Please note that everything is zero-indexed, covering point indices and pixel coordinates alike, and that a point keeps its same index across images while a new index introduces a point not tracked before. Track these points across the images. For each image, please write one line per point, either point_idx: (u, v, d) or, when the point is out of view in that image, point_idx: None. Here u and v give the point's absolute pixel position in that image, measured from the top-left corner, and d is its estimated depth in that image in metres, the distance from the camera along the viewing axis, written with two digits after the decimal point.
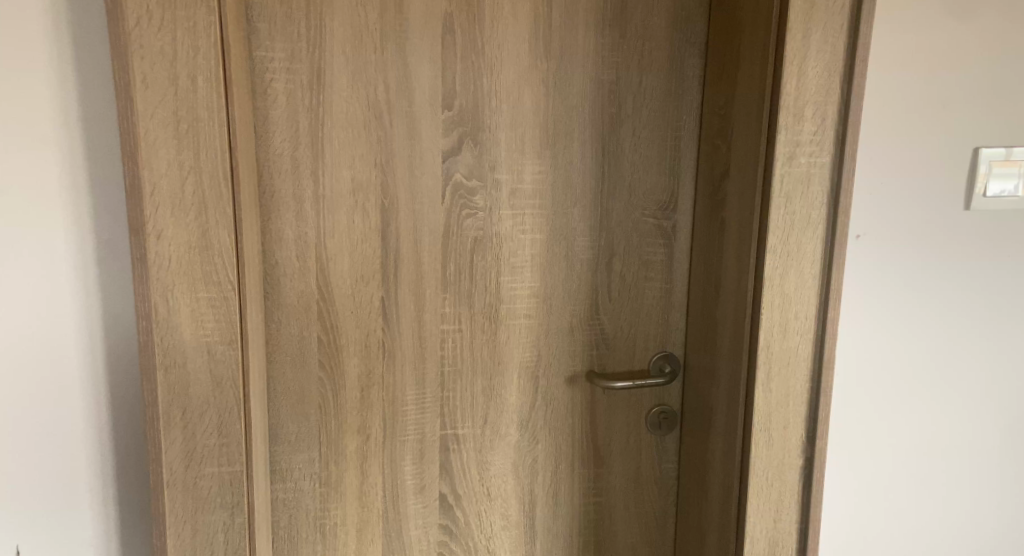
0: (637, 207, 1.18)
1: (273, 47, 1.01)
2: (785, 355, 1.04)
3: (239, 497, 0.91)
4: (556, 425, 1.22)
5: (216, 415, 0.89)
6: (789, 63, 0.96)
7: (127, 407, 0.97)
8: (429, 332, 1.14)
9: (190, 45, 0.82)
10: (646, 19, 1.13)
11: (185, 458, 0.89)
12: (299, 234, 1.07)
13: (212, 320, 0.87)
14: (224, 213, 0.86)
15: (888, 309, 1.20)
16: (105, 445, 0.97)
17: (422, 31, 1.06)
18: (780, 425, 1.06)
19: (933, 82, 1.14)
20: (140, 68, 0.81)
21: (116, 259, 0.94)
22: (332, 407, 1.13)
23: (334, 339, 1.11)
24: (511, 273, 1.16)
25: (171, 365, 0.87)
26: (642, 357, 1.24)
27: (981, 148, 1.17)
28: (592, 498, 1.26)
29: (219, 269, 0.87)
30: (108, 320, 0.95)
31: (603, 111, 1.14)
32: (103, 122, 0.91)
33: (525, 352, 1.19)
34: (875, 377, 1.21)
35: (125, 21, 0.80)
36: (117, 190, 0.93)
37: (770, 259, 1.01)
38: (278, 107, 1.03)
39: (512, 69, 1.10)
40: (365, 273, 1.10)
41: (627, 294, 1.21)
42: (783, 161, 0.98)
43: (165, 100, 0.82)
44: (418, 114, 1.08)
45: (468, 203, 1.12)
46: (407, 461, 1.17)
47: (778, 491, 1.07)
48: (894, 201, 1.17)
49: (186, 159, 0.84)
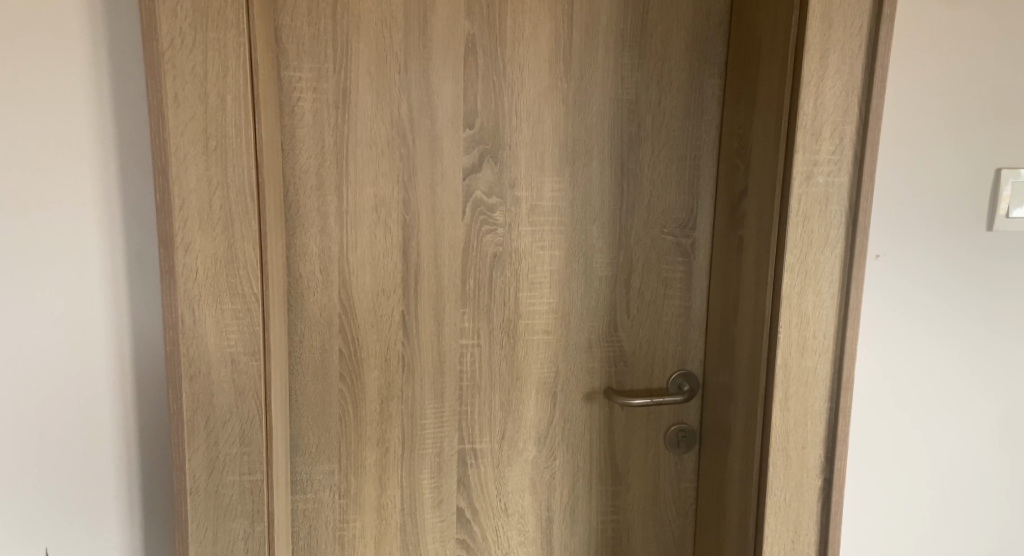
0: (655, 225, 1.19)
1: (300, 66, 1.04)
2: (804, 375, 1.04)
3: (258, 506, 0.92)
4: (574, 441, 1.23)
5: (238, 424, 0.91)
6: (806, 83, 0.97)
7: (153, 413, 0.99)
8: (448, 347, 1.16)
9: (220, 66, 0.85)
10: (664, 40, 1.15)
11: (207, 466, 0.91)
12: (323, 248, 1.09)
13: (236, 331, 0.89)
14: (249, 228, 0.88)
15: (908, 330, 1.19)
16: (131, 451, 1.00)
17: (444, 51, 1.08)
18: (798, 445, 1.05)
19: (952, 102, 1.14)
20: (172, 87, 0.84)
21: (144, 269, 0.97)
22: (353, 419, 1.14)
23: (355, 352, 1.13)
24: (530, 289, 1.17)
25: (195, 374, 0.89)
26: (660, 375, 1.24)
27: (1003, 168, 1.17)
28: (609, 516, 1.26)
29: (244, 282, 0.89)
30: (137, 328, 0.98)
31: (623, 129, 1.16)
32: (135, 138, 0.95)
33: (543, 367, 1.19)
34: (896, 399, 1.21)
35: (159, 42, 0.83)
36: (148, 201, 0.96)
37: (788, 278, 1.01)
38: (304, 125, 1.06)
39: (533, 89, 1.12)
40: (386, 287, 1.12)
41: (645, 311, 1.22)
42: (801, 181, 0.99)
43: (195, 118, 0.85)
44: (440, 132, 1.10)
45: (488, 219, 1.14)
46: (425, 474, 1.18)
47: (796, 512, 1.07)
48: (914, 221, 1.16)
49: (214, 175, 0.86)
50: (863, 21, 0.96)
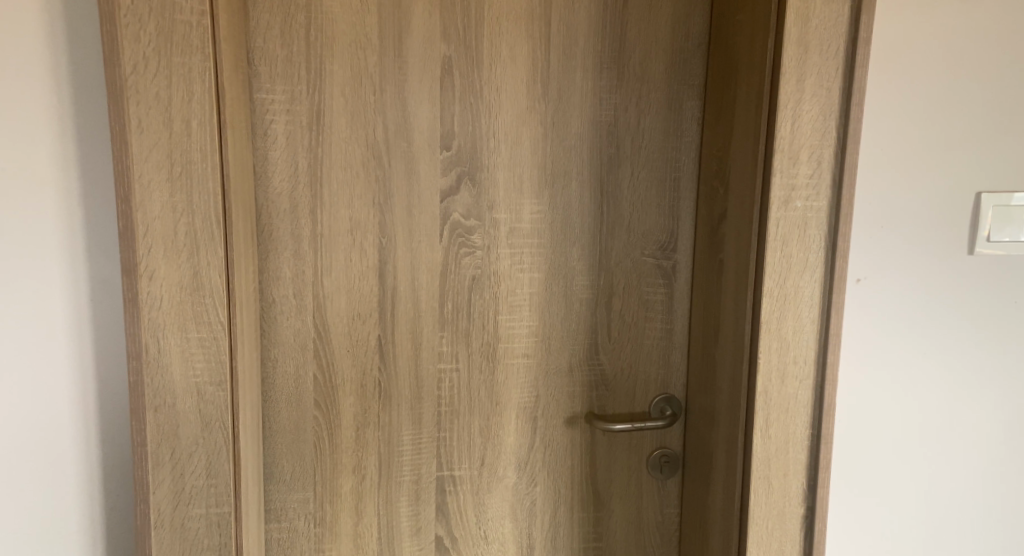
0: (636, 247, 1.18)
1: (273, 89, 1.03)
2: (784, 402, 1.02)
3: (226, 539, 0.90)
4: (555, 467, 1.20)
5: (204, 456, 0.88)
6: (783, 107, 0.96)
7: (117, 445, 0.97)
8: (426, 371, 1.14)
9: (184, 90, 0.83)
10: (643, 62, 1.14)
11: (173, 499, 0.88)
12: (296, 271, 1.08)
13: (202, 360, 0.87)
14: (216, 254, 0.86)
15: (892, 353, 1.18)
16: (93, 481, 0.97)
17: (420, 73, 1.07)
18: (780, 472, 1.03)
19: (930, 126, 1.13)
20: (136, 112, 0.83)
21: (108, 298, 0.95)
22: (327, 446, 1.12)
23: (330, 378, 1.11)
24: (509, 312, 1.15)
25: (160, 405, 0.87)
26: (643, 399, 1.22)
27: (982, 194, 1.15)
28: (592, 543, 1.24)
29: (210, 310, 0.87)
30: (100, 356, 0.96)
31: (602, 151, 1.14)
32: (98, 165, 0.93)
33: (524, 392, 1.17)
34: (880, 423, 1.19)
35: (122, 67, 0.82)
36: (111, 228, 0.94)
37: (766, 303, 0.99)
38: (278, 148, 1.05)
39: (510, 111, 1.10)
40: (362, 311, 1.10)
41: (627, 334, 1.20)
42: (779, 205, 0.98)
43: (160, 143, 0.84)
44: (416, 154, 1.08)
45: (466, 242, 1.12)
46: (403, 502, 1.16)
47: (778, 541, 1.04)
48: (893, 245, 1.15)
49: (179, 202, 0.85)
50: (839, 44, 0.96)
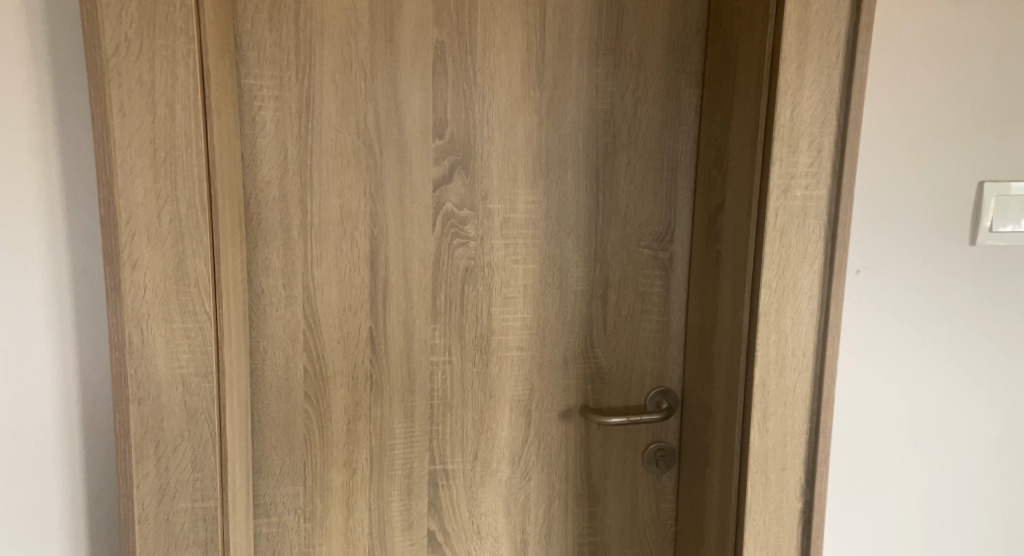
0: (632, 239, 1.16)
1: (261, 75, 1.01)
2: (782, 395, 1.00)
3: (212, 534, 0.88)
4: (550, 461, 1.19)
5: (190, 449, 0.86)
6: (782, 94, 0.94)
7: (99, 437, 0.95)
8: (418, 363, 1.12)
9: (168, 74, 0.81)
10: (640, 49, 1.11)
11: (158, 493, 0.86)
12: (286, 262, 1.05)
13: (187, 351, 0.85)
14: (201, 243, 0.84)
15: (891, 346, 1.16)
16: (76, 473, 0.95)
17: (412, 59, 1.04)
18: (778, 466, 1.02)
19: (933, 114, 1.11)
20: (118, 95, 0.80)
21: (90, 286, 0.93)
22: (318, 440, 1.10)
23: (320, 370, 1.09)
24: (503, 304, 1.13)
25: (144, 397, 0.85)
26: (639, 393, 1.20)
27: (985, 181, 1.13)
28: (587, 538, 1.22)
29: (195, 300, 0.85)
30: (82, 345, 0.94)
31: (598, 140, 1.12)
32: (79, 150, 0.91)
33: (517, 385, 1.16)
34: (878, 417, 1.17)
35: (103, 49, 0.79)
36: (92, 214, 0.92)
37: (765, 294, 0.98)
38: (266, 135, 1.02)
39: (504, 98, 1.08)
40: (353, 303, 1.08)
41: (622, 326, 1.18)
42: (777, 194, 0.96)
43: (143, 128, 0.81)
44: (408, 142, 1.06)
45: (459, 232, 1.10)
46: (395, 496, 1.14)
47: (776, 536, 1.03)
48: (893, 236, 1.14)
49: (163, 189, 0.82)
50: (840, 29, 0.93)
